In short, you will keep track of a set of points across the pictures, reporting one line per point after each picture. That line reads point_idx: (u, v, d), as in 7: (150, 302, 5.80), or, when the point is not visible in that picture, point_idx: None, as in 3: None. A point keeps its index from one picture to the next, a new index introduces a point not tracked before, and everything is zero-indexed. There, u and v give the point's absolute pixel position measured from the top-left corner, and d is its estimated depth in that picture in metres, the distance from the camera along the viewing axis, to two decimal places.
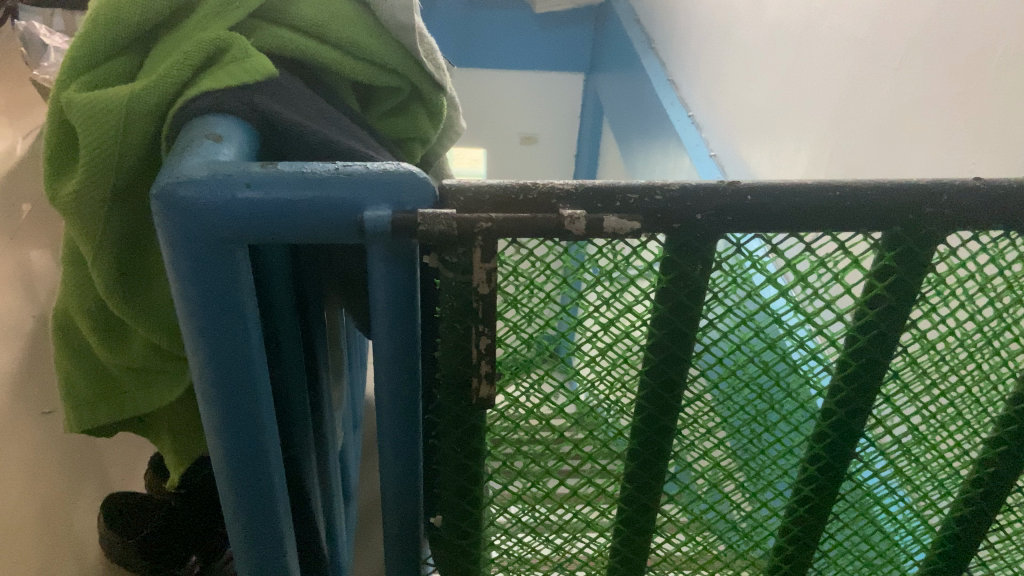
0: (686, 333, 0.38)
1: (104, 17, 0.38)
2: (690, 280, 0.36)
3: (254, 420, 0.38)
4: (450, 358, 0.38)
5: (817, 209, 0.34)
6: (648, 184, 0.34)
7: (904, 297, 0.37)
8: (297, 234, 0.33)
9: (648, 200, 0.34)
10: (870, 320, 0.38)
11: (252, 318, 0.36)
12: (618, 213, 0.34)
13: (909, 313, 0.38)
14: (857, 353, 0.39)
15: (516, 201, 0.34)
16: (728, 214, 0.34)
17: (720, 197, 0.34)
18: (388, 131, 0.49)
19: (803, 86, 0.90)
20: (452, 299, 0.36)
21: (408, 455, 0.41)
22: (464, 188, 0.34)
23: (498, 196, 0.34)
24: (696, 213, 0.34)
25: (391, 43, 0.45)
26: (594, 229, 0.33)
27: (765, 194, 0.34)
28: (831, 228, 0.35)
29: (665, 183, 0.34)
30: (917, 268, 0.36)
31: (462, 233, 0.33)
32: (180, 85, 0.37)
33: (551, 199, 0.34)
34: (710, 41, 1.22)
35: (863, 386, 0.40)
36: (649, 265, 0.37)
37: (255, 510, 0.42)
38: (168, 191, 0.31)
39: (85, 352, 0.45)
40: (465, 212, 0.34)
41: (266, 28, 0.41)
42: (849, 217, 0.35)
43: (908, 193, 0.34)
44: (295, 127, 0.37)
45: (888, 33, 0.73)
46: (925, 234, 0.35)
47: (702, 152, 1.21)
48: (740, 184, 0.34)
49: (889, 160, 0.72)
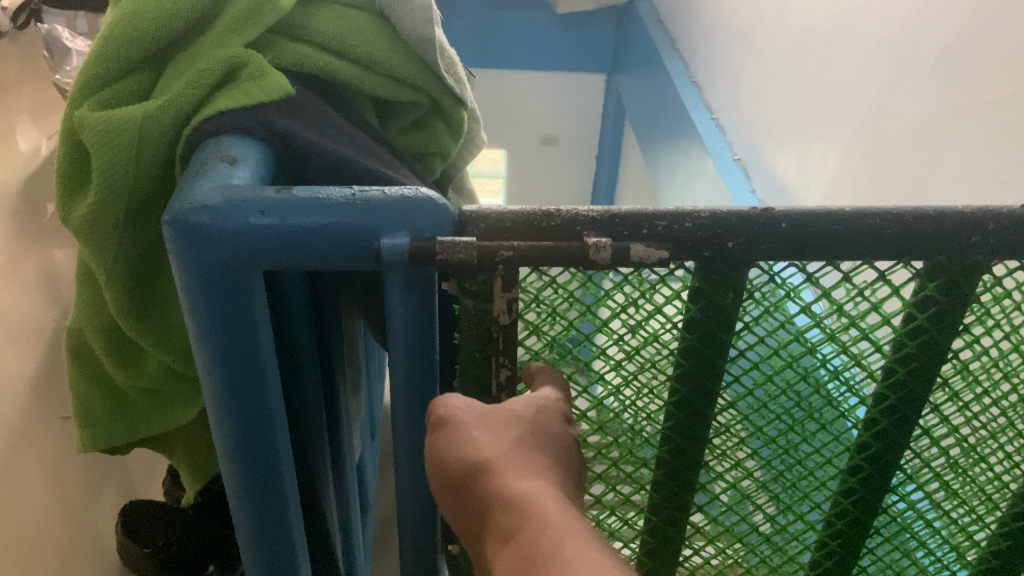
0: (715, 363, 0.37)
1: (117, 32, 0.37)
2: (721, 309, 0.35)
3: (268, 448, 0.37)
4: (469, 390, 0.38)
5: (856, 239, 0.33)
6: (677, 210, 0.32)
7: (946, 328, 0.36)
8: (312, 261, 0.32)
9: (678, 227, 0.32)
10: (909, 352, 0.37)
11: (266, 346, 0.35)
12: (645, 241, 0.32)
13: (950, 346, 0.36)
14: (896, 386, 0.38)
15: (539, 228, 0.32)
16: (761, 243, 0.33)
17: (753, 226, 0.32)
18: (407, 147, 0.47)
19: (831, 92, 0.88)
20: (472, 328, 0.35)
21: (425, 484, 0.40)
22: (486, 215, 0.33)
23: (520, 223, 0.33)
24: (728, 242, 0.33)
25: (410, 57, 0.43)
26: (620, 257, 0.32)
27: (801, 222, 0.32)
28: (870, 257, 0.33)
29: (695, 210, 0.33)
30: (962, 299, 0.35)
31: (482, 261, 0.32)
32: (194, 104, 0.36)
33: (575, 226, 0.32)
34: (735, 44, 1.20)
35: (901, 420, 0.39)
36: (677, 293, 0.36)
37: (270, 537, 0.41)
38: (180, 217, 0.31)
39: (98, 373, 0.44)
40: (486, 240, 0.33)
41: (286, 46, 0.40)
42: (890, 246, 0.33)
43: (952, 221, 0.32)
44: (312, 148, 0.36)
45: (920, 41, 0.71)
46: (969, 263, 0.34)
47: (726, 156, 1.19)
48: (774, 210, 0.32)
49: (920, 170, 0.70)
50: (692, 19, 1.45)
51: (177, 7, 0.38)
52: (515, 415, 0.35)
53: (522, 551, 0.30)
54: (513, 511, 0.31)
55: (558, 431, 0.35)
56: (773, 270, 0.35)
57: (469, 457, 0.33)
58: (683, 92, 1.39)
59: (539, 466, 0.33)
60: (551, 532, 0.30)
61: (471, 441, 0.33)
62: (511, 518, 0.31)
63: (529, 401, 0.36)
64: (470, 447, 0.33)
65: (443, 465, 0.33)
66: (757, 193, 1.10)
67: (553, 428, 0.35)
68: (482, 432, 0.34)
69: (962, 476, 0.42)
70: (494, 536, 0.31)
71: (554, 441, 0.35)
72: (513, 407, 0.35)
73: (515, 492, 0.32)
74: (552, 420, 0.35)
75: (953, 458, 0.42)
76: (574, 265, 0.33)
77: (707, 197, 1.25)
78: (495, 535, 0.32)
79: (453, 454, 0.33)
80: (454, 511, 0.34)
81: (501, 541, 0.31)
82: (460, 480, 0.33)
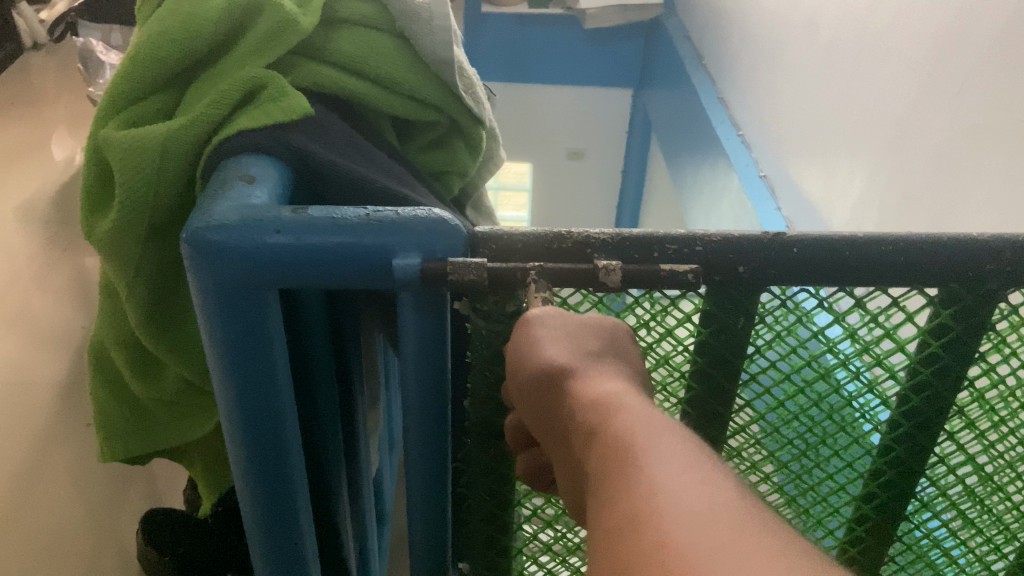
0: (725, 388, 0.38)
1: (145, 55, 0.38)
2: (732, 332, 0.36)
3: (283, 462, 0.38)
4: (480, 408, 0.38)
5: (870, 265, 0.32)
6: (688, 235, 0.33)
7: (961, 355, 0.36)
8: (327, 280, 0.33)
9: (688, 250, 0.33)
10: (924, 378, 0.37)
11: (281, 363, 0.35)
12: (655, 264, 0.33)
13: (965, 372, 0.36)
14: (910, 414, 0.38)
15: (551, 250, 0.33)
16: (772, 266, 0.33)
17: (765, 250, 0.32)
18: (426, 165, 0.48)
19: (858, 109, 0.87)
20: (483, 348, 0.36)
21: (436, 500, 0.40)
22: (500, 235, 0.33)
23: (531, 244, 0.33)
24: (739, 266, 0.33)
25: (431, 78, 0.44)
26: (632, 280, 0.32)
27: (813, 247, 0.32)
28: (883, 282, 0.33)
29: (706, 233, 0.33)
30: (977, 326, 0.35)
31: (492, 280, 0.32)
32: (216, 125, 0.37)
33: (585, 248, 0.33)
34: (762, 60, 1.20)
35: (915, 446, 0.39)
36: (688, 315, 0.36)
37: (283, 551, 0.41)
38: (199, 236, 0.31)
39: (119, 385, 0.45)
40: (497, 259, 0.33)
41: (308, 66, 0.41)
42: (902, 273, 0.33)
43: (969, 249, 0.32)
44: (328, 166, 0.37)
45: (949, 61, 0.70)
46: (984, 291, 0.33)
47: (752, 173, 1.19)
48: (786, 235, 0.32)
49: (947, 190, 0.69)
50: (720, 34, 1.45)
51: (201, 28, 0.39)
52: (589, 332, 0.33)
53: (613, 453, 0.29)
54: (598, 413, 0.30)
55: (628, 350, 0.34)
56: (785, 293, 0.35)
57: (551, 360, 0.32)
58: (710, 108, 1.39)
59: (615, 375, 0.33)
60: (639, 430, 0.29)
61: (552, 345, 0.32)
62: (594, 420, 0.30)
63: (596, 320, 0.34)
64: (551, 349, 0.32)
65: (524, 368, 0.32)
66: (782, 211, 1.10)
67: (624, 343, 0.34)
68: (561, 336, 0.32)
69: (979, 505, 0.42)
70: (582, 439, 0.31)
71: (625, 354, 0.34)
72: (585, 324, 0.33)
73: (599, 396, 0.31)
74: (621, 336, 0.34)
75: (970, 487, 0.41)
76: (584, 286, 0.33)
77: (732, 214, 1.24)
78: (577, 435, 0.31)
79: (533, 356, 0.32)
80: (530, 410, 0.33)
81: (590, 444, 0.30)
82: (541, 382, 0.32)
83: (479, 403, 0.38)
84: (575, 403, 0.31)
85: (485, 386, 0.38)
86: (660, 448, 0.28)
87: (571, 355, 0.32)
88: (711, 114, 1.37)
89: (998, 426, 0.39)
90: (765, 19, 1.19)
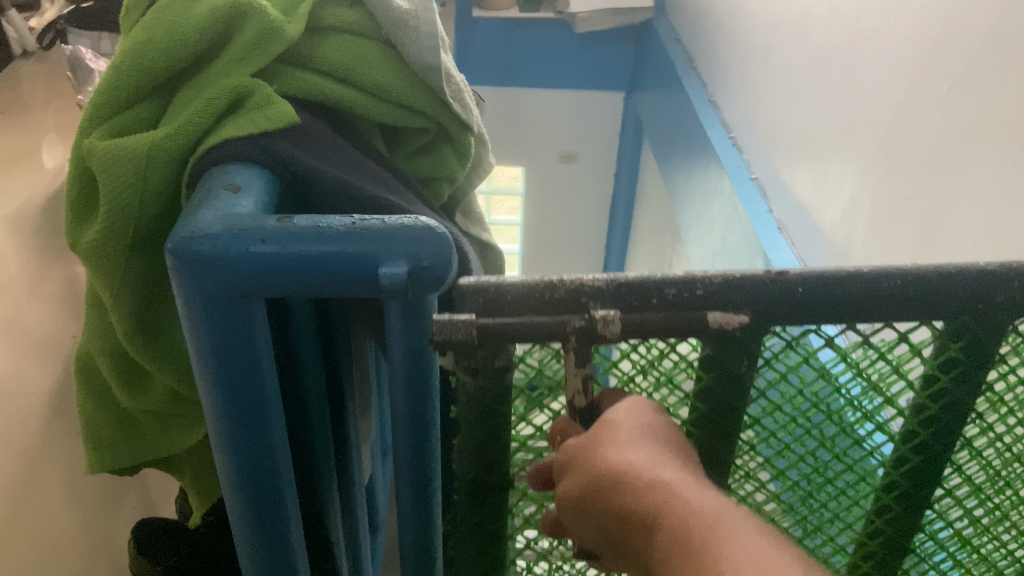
0: (728, 427, 0.38)
1: (130, 65, 0.38)
2: (733, 373, 0.36)
3: (270, 473, 0.38)
4: (469, 458, 0.38)
5: (876, 294, 0.33)
6: (685, 278, 0.32)
7: (965, 384, 0.37)
8: (313, 290, 0.32)
9: (685, 293, 0.32)
10: (927, 405, 0.38)
11: (268, 373, 0.35)
12: (653, 311, 0.32)
13: (968, 400, 0.37)
14: (914, 439, 0.39)
15: (542, 300, 0.32)
16: (777, 305, 0.33)
17: (769, 290, 0.32)
18: (414, 172, 0.48)
19: (848, 111, 0.87)
20: (473, 401, 0.35)
21: (424, 506, 0.40)
22: (487, 287, 0.32)
23: (521, 294, 0.32)
24: (742, 306, 0.33)
25: (418, 84, 0.44)
26: (630, 329, 0.32)
27: (817, 282, 0.32)
28: (888, 318, 0.34)
29: (705, 274, 0.33)
30: (980, 356, 0.35)
31: (483, 339, 0.32)
32: (201, 132, 0.37)
33: (579, 296, 0.32)
34: (753, 62, 1.20)
35: (920, 471, 0.40)
36: (688, 359, 0.36)
37: (272, 562, 0.41)
38: (183, 246, 0.31)
39: (106, 395, 0.45)
40: (487, 313, 0.32)
41: (294, 74, 0.41)
42: (907, 306, 0.33)
43: (975, 279, 0.33)
44: (314, 174, 0.36)
45: (940, 62, 0.70)
46: (988, 321, 0.34)
47: (743, 175, 1.19)
48: (788, 273, 0.32)
49: (940, 192, 0.69)
50: (711, 37, 1.45)
51: (186, 36, 0.38)
52: (613, 425, 0.35)
53: (677, 549, 0.32)
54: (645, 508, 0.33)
55: (655, 422, 0.35)
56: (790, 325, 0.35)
57: (590, 473, 0.34)
58: (700, 111, 1.39)
59: (657, 454, 0.34)
60: (688, 517, 0.32)
61: (595, 461, 0.34)
62: (648, 516, 0.33)
63: (621, 410, 0.35)
64: (590, 465, 0.34)
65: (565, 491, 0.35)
66: (774, 213, 1.10)
67: (648, 421, 0.35)
68: (606, 447, 0.34)
69: (979, 526, 0.42)
70: (641, 530, 0.33)
71: (655, 428, 0.35)
72: (608, 419, 0.35)
73: (642, 487, 0.33)
74: (642, 413, 0.35)
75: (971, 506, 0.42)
76: (580, 338, 0.32)
77: (723, 217, 1.24)
78: (639, 530, 0.33)
79: (572, 481, 0.34)
80: (578, 517, 0.35)
81: (652, 535, 0.33)
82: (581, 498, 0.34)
83: (468, 453, 0.38)
84: (622, 507, 0.33)
85: (474, 436, 0.37)
86: (718, 541, 0.31)
87: (613, 457, 0.33)
88: (702, 117, 1.37)
89: (1000, 453, 0.40)
90: (755, 21, 1.19)
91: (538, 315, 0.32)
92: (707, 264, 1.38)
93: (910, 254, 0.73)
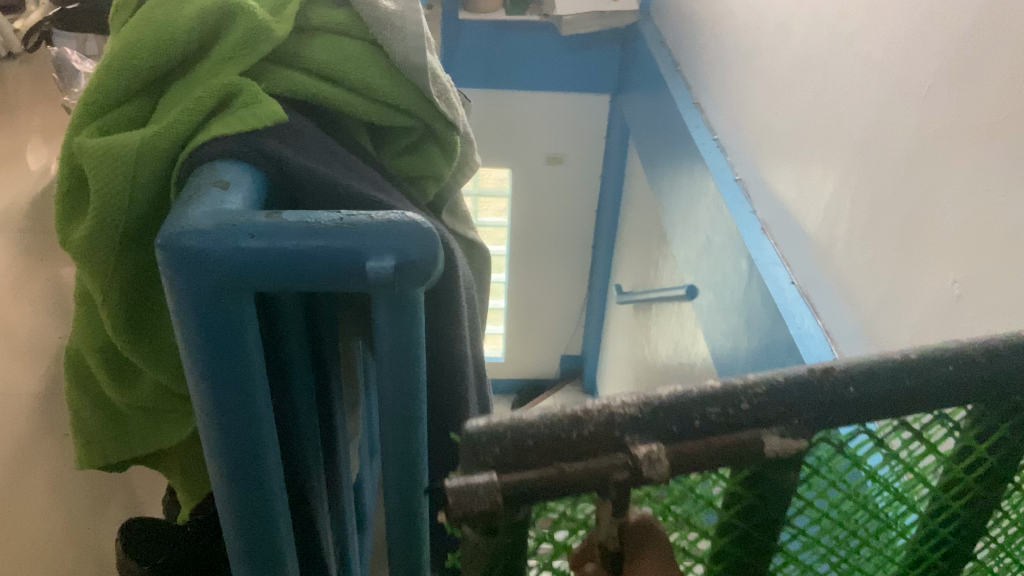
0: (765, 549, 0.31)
1: (119, 64, 0.39)
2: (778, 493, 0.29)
3: (259, 466, 0.38)
4: None
5: (923, 390, 0.28)
6: (729, 390, 0.26)
7: (1004, 456, 0.32)
8: (302, 284, 0.33)
9: (732, 407, 0.26)
10: (961, 483, 0.33)
11: (257, 367, 0.35)
12: (701, 436, 0.26)
13: (1003, 473, 0.33)
14: (945, 519, 0.34)
15: (568, 440, 0.25)
16: (830, 415, 0.27)
17: (817, 392, 0.27)
18: (401, 170, 0.49)
19: (831, 112, 0.88)
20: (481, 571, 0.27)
21: (410, 497, 0.41)
22: (501, 432, 0.24)
23: (542, 436, 0.24)
24: (795, 416, 0.27)
25: (403, 83, 0.44)
26: (678, 464, 0.25)
27: (866, 375, 0.27)
28: (938, 403, 0.28)
29: (746, 381, 0.27)
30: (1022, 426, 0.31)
31: (509, 500, 0.24)
32: (191, 131, 0.37)
33: (612, 429, 0.25)
34: (736, 65, 1.21)
35: (949, 550, 0.35)
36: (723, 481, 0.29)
37: (261, 557, 0.41)
38: (173, 241, 0.31)
39: (96, 391, 0.45)
40: (504, 466, 0.24)
41: (283, 73, 0.42)
42: (955, 387, 0.28)
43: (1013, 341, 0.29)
44: (304, 171, 0.37)
45: (917, 65, 0.71)
46: None
47: (727, 176, 1.20)
48: (835, 369, 0.27)
49: (919, 191, 0.70)
50: (695, 40, 1.46)
51: (175, 36, 0.39)
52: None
53: None
54: None
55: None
56: (839, 439, 0.29)
57: None
58: (685, 114, 1.40)
59: None
60: None
61: None
62: None
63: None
64: None
65: None
66: (758, 214, 1.11)
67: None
68: None
69: None
70: None
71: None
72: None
73: None
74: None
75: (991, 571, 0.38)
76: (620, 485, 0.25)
77: (708, 218, 1.25)
78: None
79: None
80: None
81: None
82: None
83: None
84: None
85: None
86: None
87: None
88: (686, 119, 1.39)
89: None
90: (738, 25, 1.21)
91: (572, 463, 0.25)
92: (692, 264, 1.39)
93: (890, 253, 0.75)
